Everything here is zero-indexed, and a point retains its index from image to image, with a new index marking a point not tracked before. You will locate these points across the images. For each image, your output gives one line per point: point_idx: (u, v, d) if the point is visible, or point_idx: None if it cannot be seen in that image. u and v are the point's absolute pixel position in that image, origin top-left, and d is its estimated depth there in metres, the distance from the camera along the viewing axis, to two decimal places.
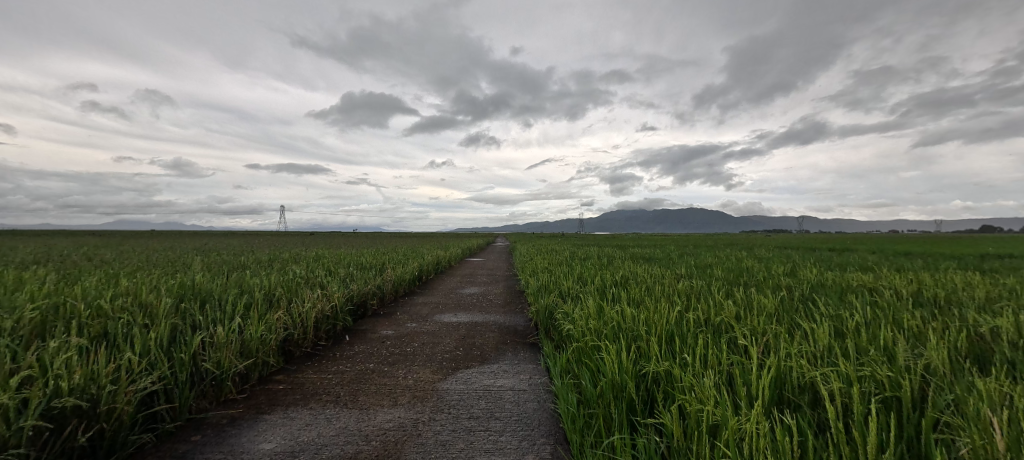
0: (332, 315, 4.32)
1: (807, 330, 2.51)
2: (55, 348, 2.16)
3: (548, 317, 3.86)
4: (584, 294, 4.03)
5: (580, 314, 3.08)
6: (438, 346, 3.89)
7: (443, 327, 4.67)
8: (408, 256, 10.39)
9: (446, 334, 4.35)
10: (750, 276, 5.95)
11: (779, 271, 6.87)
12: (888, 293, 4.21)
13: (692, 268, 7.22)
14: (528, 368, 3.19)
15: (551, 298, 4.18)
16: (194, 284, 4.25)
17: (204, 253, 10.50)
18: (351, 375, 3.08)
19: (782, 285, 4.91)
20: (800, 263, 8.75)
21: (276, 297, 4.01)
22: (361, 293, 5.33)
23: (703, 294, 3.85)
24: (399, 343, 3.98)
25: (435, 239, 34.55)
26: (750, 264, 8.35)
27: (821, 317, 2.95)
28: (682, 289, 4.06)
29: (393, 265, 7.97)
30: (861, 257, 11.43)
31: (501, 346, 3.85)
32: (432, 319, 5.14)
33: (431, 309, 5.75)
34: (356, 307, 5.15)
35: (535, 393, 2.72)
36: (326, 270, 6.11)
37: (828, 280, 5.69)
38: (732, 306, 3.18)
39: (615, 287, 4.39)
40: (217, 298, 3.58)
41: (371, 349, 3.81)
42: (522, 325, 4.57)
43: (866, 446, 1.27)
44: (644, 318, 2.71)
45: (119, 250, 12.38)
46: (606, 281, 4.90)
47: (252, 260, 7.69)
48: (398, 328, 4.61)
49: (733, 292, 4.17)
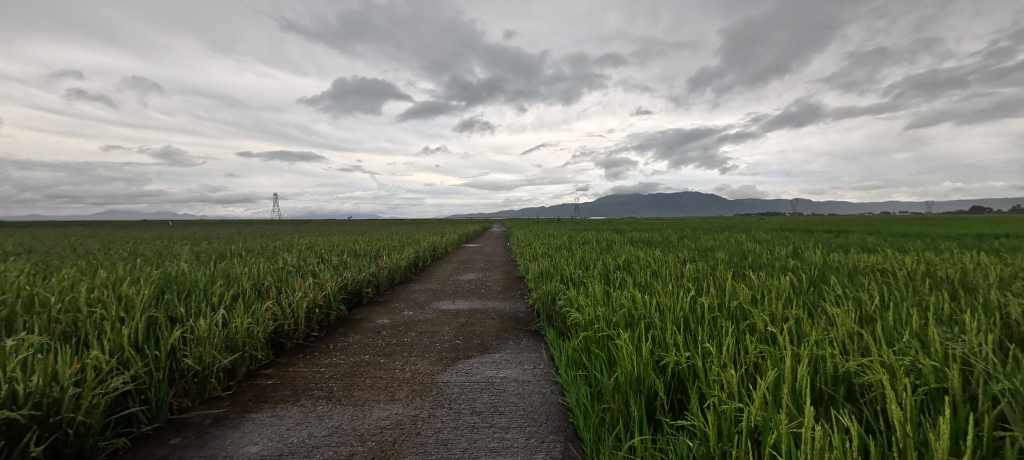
0: (325, 305, 4.14)
1: (830, 316, 2.36)
2: (14, 347, 1.96)
3: (551, 303, 3.70)
4: (589, 279, 3.87)
5: (587, 300, 2.91)
6: (436, 335, 3.74)
7: (441, 315, 4.52)
8: (404, 242, 10.17)
9: (444, 322, 4.19)
10: (755, 259, 5.83)
11: (782, 253, 6.75)
12: (901, 274, 4.09)
13: (694, 251, 7.10)
14: (532, 358, 3.04)
15: (553, 284, 4.02)
16: (179, 274, 4.03)
17: (193, 242, 10.21)
18: (345, 368, 2.91)
19: (791, 268, 4.78)
20: (802, 245, 8.66)
21: (265, 286, 3.81)
22: (356, 282, 5.14)
23: (713, 278, 3.69)
24: (396, 333, 3.82)
25: (431, 226, 34.23)
26: (753, 247, 8.23)
27: (840, 301, 2.81)
28: (689, 273, 3.92)
29: (388, 252, 7.75)
30: (859, 239, 11.38)
31: (502, 334, 3.71)
32: (430, 306, 4.99)
33: (428, 296, 5.59)
34: (350, 295, 4.96)
35: (540, 385, 2.57)
36: (319, 258, 5.91)
37: (835, 261, 5.57)
38: (745, 289, 3.03)
39: (619, 272, 4.24)
40: (201, 289, 3.37)
41: (367, 339, 3.64)
42: (523, 312, 4.43)
43: (929, 450, 1.11)
44: (655, 304, 2.55)
45: (104, 240, 12.06)
46: (609, 266, 4.74)
47: (242, 249, 7.46)
48: (395, 317, 4.45)
49: (744, 276, 4.02)
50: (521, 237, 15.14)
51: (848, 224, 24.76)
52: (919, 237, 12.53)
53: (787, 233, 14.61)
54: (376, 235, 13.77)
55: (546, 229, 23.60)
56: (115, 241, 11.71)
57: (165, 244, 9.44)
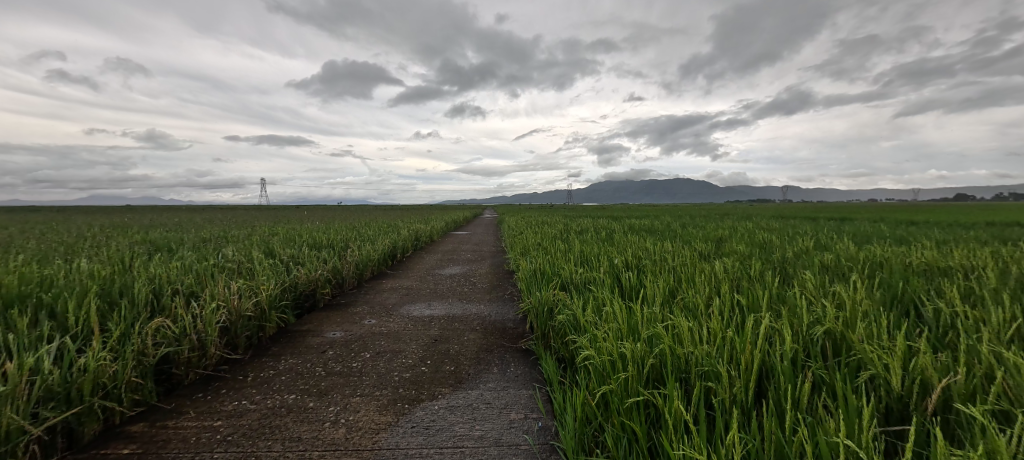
0: (259, 314, 3.24)
1: (988, 366, 1.52)
2: None
3: (547, 317, 2.85)
4: (598, 286, 2.99)
5: (600, 327, 2.04)
6: (398, 357, 2.85)
7: (410, 324, 3.65)
8: (381, 230, 9.19)
9: (412, 336, 3.31)
10: (780, 254, 5.02)
11: (807, 246, 5.94)
12: (981, 277, 3.29)
13: (706, 242, 6.29)
14: (523, 402, 2.18)
15: (549, 290, 3.17)
16: (61, 279, 3.09)
17: (144, 230, 9.12)
18: (251, 421, 2.00)
19: (834, 266, 3.96)
20: (818, 235, 7.95)
21: (168, 294, 2.88)
22: (309, 282, 4.23)
23: (760, 286, 2.84)
24: (346, 353, 2.94)
25: (419, 213, 33.09)
26: (768, 237, 7.51)
27: (963, 327, 1.98)
28: (720, 277, 3.08)
29: (359, 242, 6.81)
30: (875, 228, 10.54)
31: (483, 356, 2.85)
32: (400, 311, 4.12)
33: (399, 297, 4.72)
34: (300, 299, 4.06)
35: (532, 456, 1.70)
36: (268, 251, 4.96)
37: (877, 256, 4.79)
38: (814, 306, 2.20)
39: (630, 273, 3.40)
40: (60, 304, 2.43)
41: (305, 363, 2.74)
42: (511, 321, 3.57)
43: None
44: (707, 337, 1.70)
45: (35, 228, 10.70)
46: (617, 264, 3.89)
47: (184, 241, 6.39)
48: (351, 327, 3.57)
49: (793, 281, 3.16)
50: (512, 225, 14.18)
51: (847, 211, 24.20)
52: (930, 225, 11.90)
53: (791, 221, 13.71)
54: (355, 222, 12.76)
55: (537, 216, 22.85)
56: (49, 229, 10.39)
57: (110, 233, 8.41)
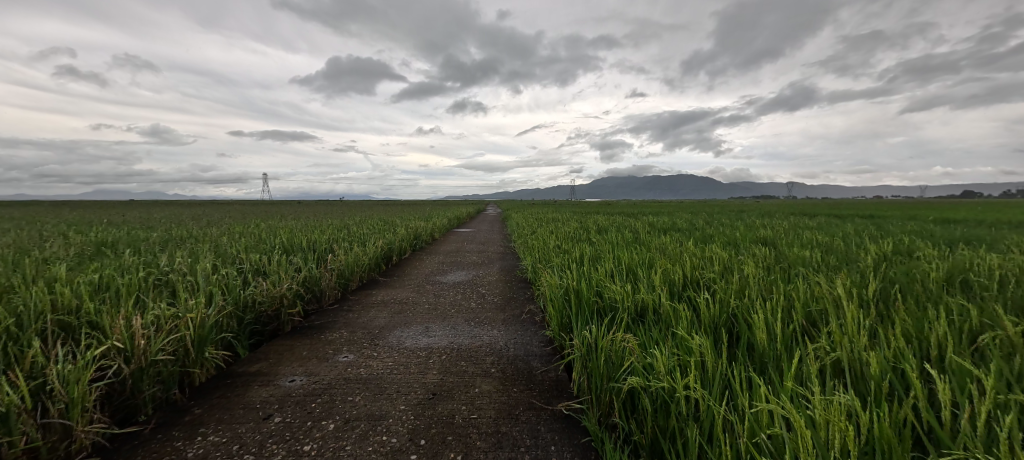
0: (181, 356, 2.27)
1: None
2: None
3: (605, 375, 1.86)
4: (678, 327, 2.00)
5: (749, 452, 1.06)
6: (378, 431, 1.87)
7: (399, 363, 2.66)
8: (376, 229, 8.23)
9: (402, 385, 2.34)
10: (865, 263, 4.01)
11: (880, 251, 4.94)
12: None
13: (760, 246, 5.28)
14: None
15: (599, 328, 2.17)
16: None
17: (117, 227, 8.27)
18: None
19: (970, 289, 2.95)
20: (875, 237, 6.98)
21: (27, 334, 1.90)
22: (270, 299, 3.26)
23: (931, 332, 1.85)
24: (302, 420, 1.96)
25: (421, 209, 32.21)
26: (824, 238, 6.50)
27: None
28: (849, 311, 2.08)
29: (347, 244, 5.81)
30: (923, 227, 9.51)
31: (508, 430, 1.87)
32: (387, 339, 3.14)
33: (390, 316, 3.75)
34: (255, 324, 3.07)
35: None
36: (226, 258, 3.97)
37: (997, 267, 3.75)
38: None
39: (708, 300, 2.39)
40: None
41: (231, 445, 1.76)
42: (537, 362, 2.58)
43: None
44: None
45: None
46: (678, 284, 2.89)
47: (136, 243, 5.36)
48: (317, 368, 2.58)
49: (952, 318, 2.18)
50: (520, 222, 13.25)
51: (871, 208, 22.92)
52: (974, 223, 11.00)
53: (827, 216, 14.40)
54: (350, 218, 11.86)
55: (545, 212, 21.93)
56: None
57: (73, 229, 7.50)
